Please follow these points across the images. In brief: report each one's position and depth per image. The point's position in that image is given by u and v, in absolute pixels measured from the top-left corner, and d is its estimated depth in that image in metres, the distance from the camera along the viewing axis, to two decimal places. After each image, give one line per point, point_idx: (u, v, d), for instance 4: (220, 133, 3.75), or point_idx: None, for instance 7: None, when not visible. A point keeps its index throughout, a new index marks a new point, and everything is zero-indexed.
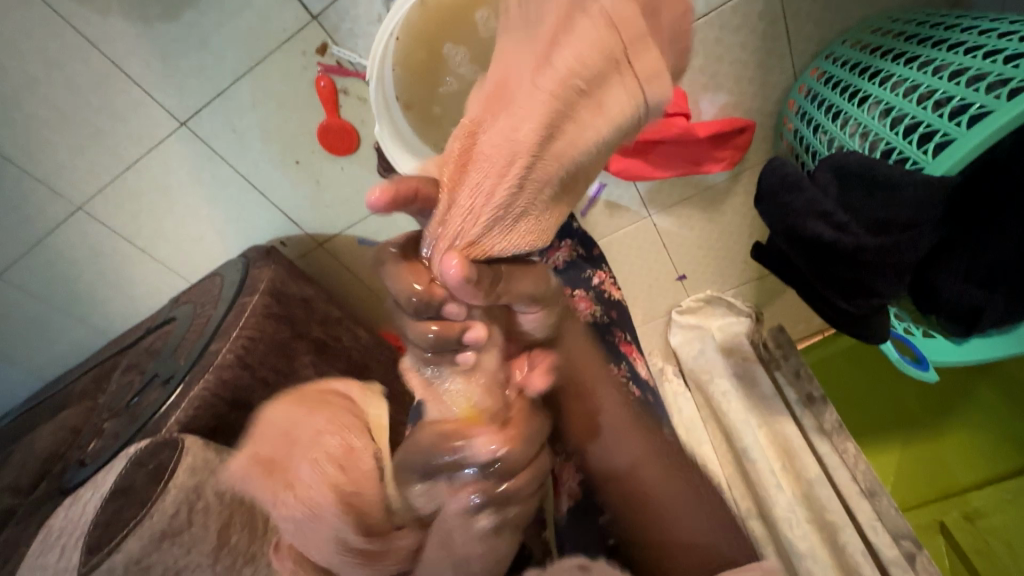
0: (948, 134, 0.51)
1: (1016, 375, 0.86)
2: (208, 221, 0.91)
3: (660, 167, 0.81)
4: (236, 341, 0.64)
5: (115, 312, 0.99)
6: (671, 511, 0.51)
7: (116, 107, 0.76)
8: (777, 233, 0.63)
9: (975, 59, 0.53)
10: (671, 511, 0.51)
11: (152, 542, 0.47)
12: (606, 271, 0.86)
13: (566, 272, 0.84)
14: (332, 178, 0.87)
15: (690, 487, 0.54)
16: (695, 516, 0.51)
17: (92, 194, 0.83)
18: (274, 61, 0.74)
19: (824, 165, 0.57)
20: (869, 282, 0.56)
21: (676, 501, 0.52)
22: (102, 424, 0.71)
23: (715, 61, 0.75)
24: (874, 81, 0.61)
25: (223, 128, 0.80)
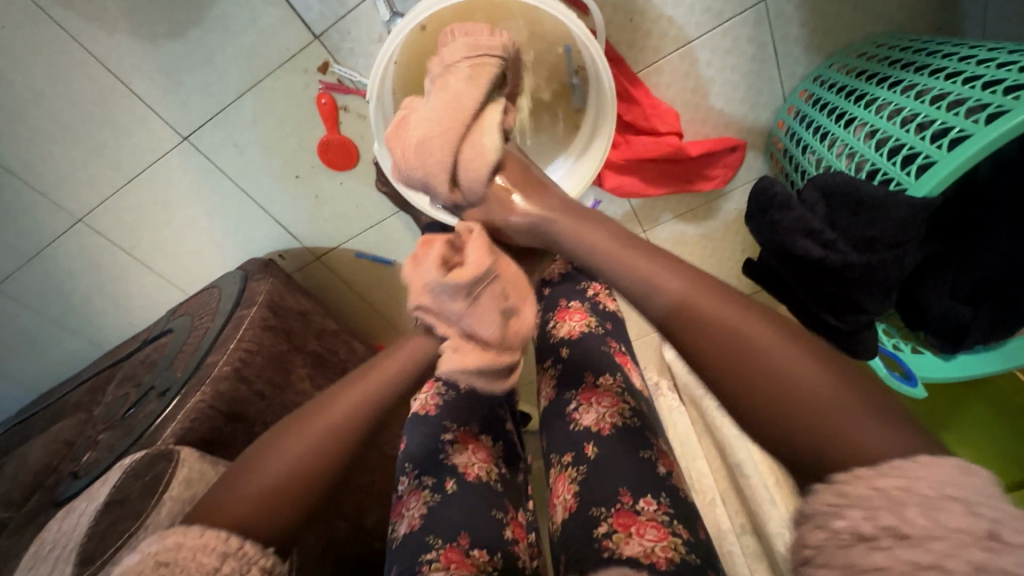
0: (929, 155, 0.52)
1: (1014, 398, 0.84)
2: (207, 234, 0.91)
3: (653, 184, 0.82)
4: (233, 354, 0.65)
5: (111, 324, 1.00)
6: (800, 389, 0.35)
7: (119, 121, 0.77)
8: (767, 250, 0.64)
9: (955, 83, 0.55)
10: (811, 396, 0.34)
11: None
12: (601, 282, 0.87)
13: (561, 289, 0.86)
14: (331, 192, 0.88)
15: (830, 374, 0.35)
16: (859, 417, 0.32)
17: (92, 207, 0.84)
18: (276, 79, 0.76)
19: (812, 185, 0.59)
20: (854, 299, 0.57)
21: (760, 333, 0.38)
22: (97, 435, 0.71)
23: (707, 83, 0.77)
24: (860, 104, 0.63)
25: (224, 143, 0.81)
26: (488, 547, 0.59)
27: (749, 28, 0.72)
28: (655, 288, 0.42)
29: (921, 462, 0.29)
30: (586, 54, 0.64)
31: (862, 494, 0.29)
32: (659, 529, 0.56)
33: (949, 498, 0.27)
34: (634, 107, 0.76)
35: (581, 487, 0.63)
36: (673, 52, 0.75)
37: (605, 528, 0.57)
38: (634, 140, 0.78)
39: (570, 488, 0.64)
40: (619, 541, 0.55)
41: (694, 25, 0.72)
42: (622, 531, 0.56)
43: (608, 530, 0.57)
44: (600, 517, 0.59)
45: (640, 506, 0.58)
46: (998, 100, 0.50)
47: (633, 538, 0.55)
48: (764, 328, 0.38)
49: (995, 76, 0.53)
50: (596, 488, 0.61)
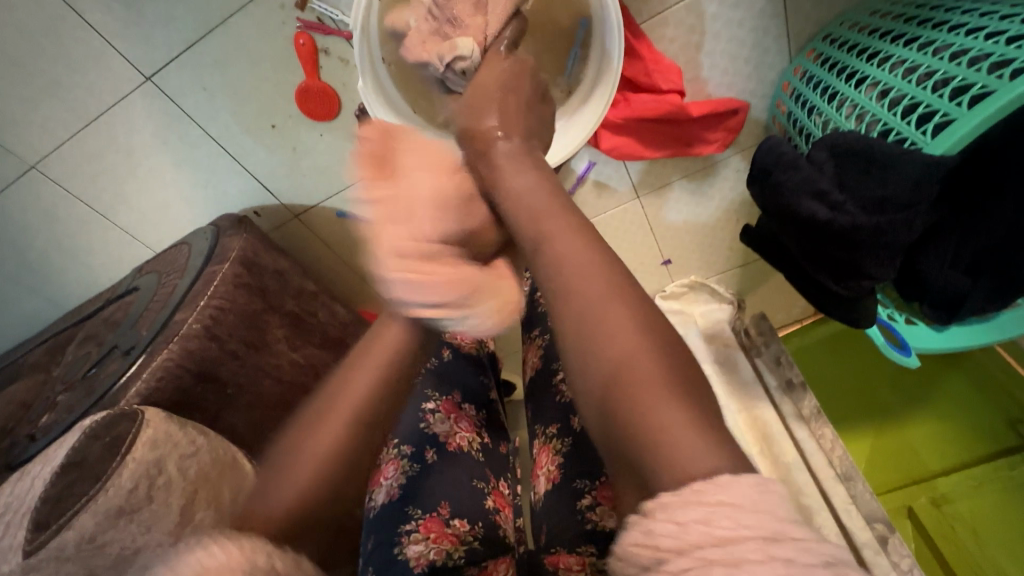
0: (948, 113, 0.50)
1: (1001, 380, 0.90)
2: (174, 187, 0.86)
3: (650, 145, 0.79)
4: (204, 311, 0.60)
5: (74, 284, 0.94)
6: (664, 413, 0.34)
7: (74, 58, 0.71)
8: (772, 216, 0.61)
9: (976, 39, 0.52)
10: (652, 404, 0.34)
11: (107, 518, 0.43)
12: None
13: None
14: (310, 144, 0.82)
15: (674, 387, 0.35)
16: (681, 418, 0.33)
17: (47, 152, 0.79)
18: (249, 14, 0.69)
19: (821, 144, 0.56)
20: (858, 262, 0.55)
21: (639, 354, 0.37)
22: (56, 396, 0.66)
23: (712, 38, 0.73)
24: (872, 62, 0.60)
25: (192, 86, 0.75)
26: (468, 517, 0.58)
27: None
28: (568, 272, 0.42)
29: (719, 486, 0.29)
30: None
31: (670, 522, 0.28)
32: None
33: (751, 533, 0.27)
34: (634, 61, 0.72)
35: (564, 459, 0.61)
36: (678, 4, 0.70)
37: (588, 501, 0.56)
38: (634, 98, 0.74)
39: (553, 460, 0.62)
40: (602, 513, 0.55)
41: None
42: (605, 504, 0.55)
43: (590, 502, 0.56)
44: (583, 490, 0.57)
45: None
46: (1018, 56, 0.47)
47: (615, 510, 0.55)
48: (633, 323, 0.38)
49: (1019, 31, 0.50)
50: (579, 458, 0.59)
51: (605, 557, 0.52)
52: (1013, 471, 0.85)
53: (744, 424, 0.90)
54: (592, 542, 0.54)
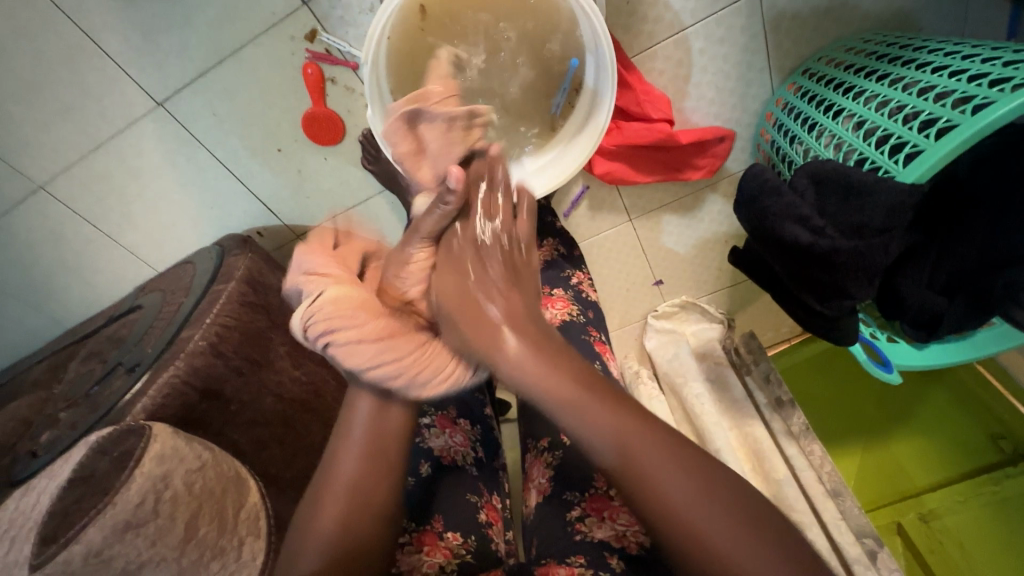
0: (917, 144, 0.53)
1: (980, 395, 0.92)
2: (180, 208, 0.87)
3: (641, 171, 0.82)
4: (209, 329, 0.62)
5: (75, 302, 0.96)
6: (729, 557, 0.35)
7: (90, 84, 0.74)
8: (757, 239, 0.64)
9: (941, 77, 0.56)
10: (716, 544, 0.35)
11: (114, 533, 0.43)
12: (584, 272, 0.86)
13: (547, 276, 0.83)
14: (314, 168, 0.85)
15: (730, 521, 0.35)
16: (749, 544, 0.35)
17: (56, 173, 0.81)
18: (260, 45, 0.72)
19: (802, 171, 0.60)
20: (839, 284, 0.58)
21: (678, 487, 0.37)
22: (59, 413, 0.67)
23: (699, 71, 0.78)
24: (848, 95, 0.65)
25: (202, 111, 0.77)
26: (462, 529, 0.59)
27: (742, 18, 0.73)
28: (557, 402, 0.41)
29: None
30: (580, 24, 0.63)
31: None
32: (630, 514, 0.55)
33: None
34: (626, 91, 0.75)
35: (556, 473, 0.62)
36: (667, 39, 0.75)
37: (577, 512, 0.58)
38: (625, 126, 0.78)
39: (544, 472, 0.63)
40: (591, 524, 0.57)
41: (689, 11, 0.72)
42: (593, 515, 0.57)
43: (580, 513, 0.58)
44: (573, 501, 0.59)
45: (612, 491, 0.58)
46: (980, 92, 0.51)
47: (604, 522, 0.56)
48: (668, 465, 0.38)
49: (981, 69, 0.54)
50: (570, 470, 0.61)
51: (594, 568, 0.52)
52: (998, 486, 0.87)
53: (735, 440, 0.92)
54: (583, 554, 0.54)
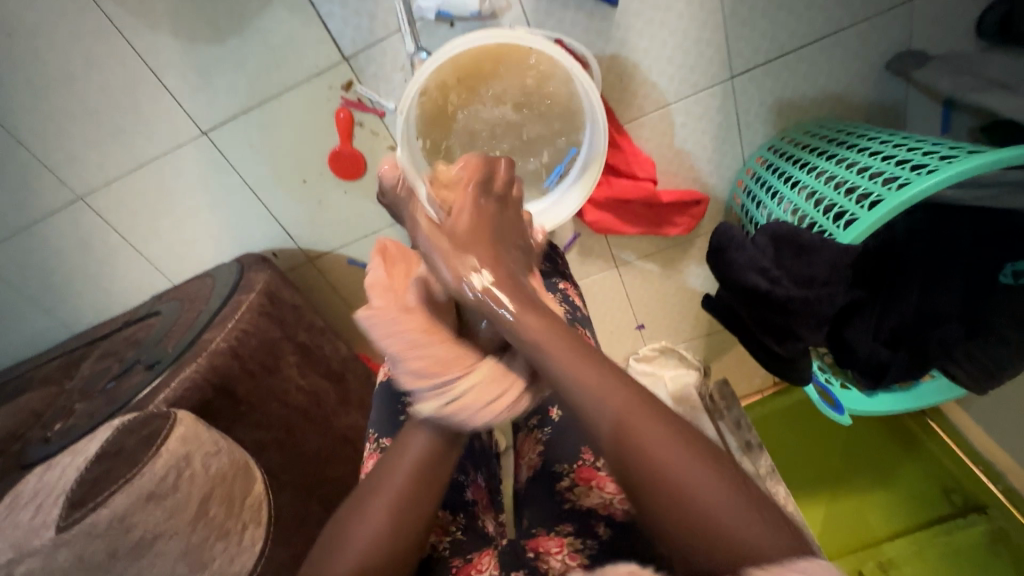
0: (854, 213, 0.63)
1: (940, 456, 1.01)
2: (204, 227, 0.95)
3: (627, 222, 0.93)
4: (230, 332, 0.68)
5: (87, 307, 1.01)
6: (710, 508, 0.37)
7: (143, 111, 0.83)
8: (723, 284, 0.73)
9: (876, 160, 0.67)
10: (680, 497, 0.38)
11: (138, 502, 0.48)
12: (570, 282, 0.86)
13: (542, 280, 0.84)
14: (334, 199, 0.94)
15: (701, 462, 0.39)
16: (740, 506, 0.37)
17: (97, 187, 0.89)
18: (301, 90, 0.83)
19: (764, 230, 0.69)
20: (793, 327, 0.66)
21: (655, 438, 0.40)
22: (74, 405, 0.72)
23: (681, 140, 0.89)
24: (804, 170, 0.76)
25: (241, 141, 0.87)
26: (451, 508, 0.57)
27: (718, 99, 0.86)
28: (587, 391, 0.44)
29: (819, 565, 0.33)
30: (580, 93, 0.73)
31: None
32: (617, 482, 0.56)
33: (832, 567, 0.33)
34: (617, 152, 0.86)
35: (545, 447, 0.62)
36: (654, 111, 0.86)
37: (567, 482, 0.58)
38: (615, 181, 0.88)
39: (534, 448, 0.63)
40: (580, 493, 0.57)
41: (673, 91, 0.85)
42: (583, 484, 0.58)
43: (570, 483, 0.58)
44: (563, 472, 0.59)
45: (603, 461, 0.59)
46: (902, 175, 0.62)
47: (593, 490, 0.57)
48: (672, 437, 0.40)
49: (906, 157, 0.65)
50: (555, 444, 0.61)
51: (582, 535, 0.55)
52: (948, 536, 0.94)
53: None
54: (569, 522, 0.56)
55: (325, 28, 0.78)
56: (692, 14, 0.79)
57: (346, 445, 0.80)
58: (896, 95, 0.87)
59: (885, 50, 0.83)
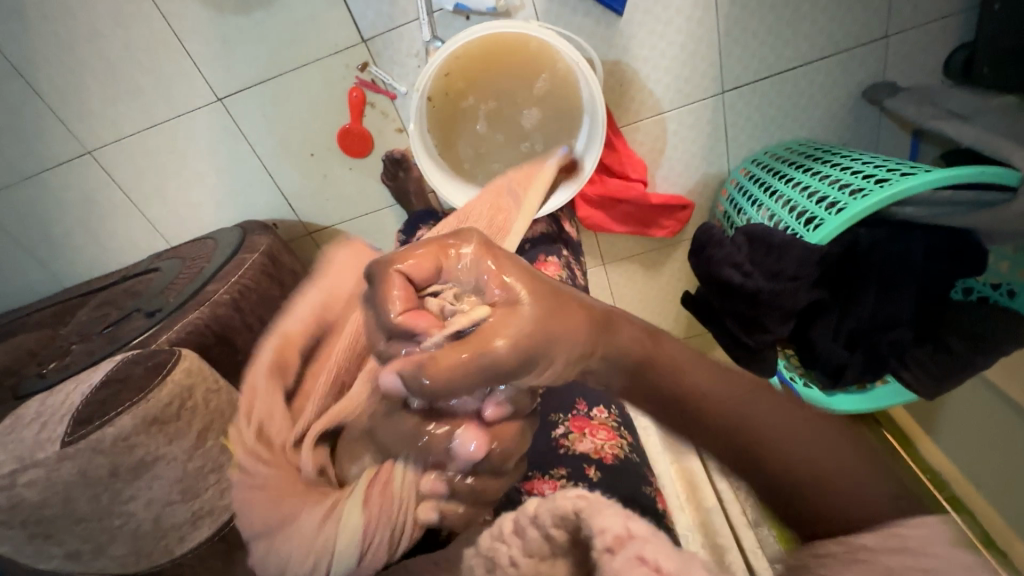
0: (822, 218, 0.69)
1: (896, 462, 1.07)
2: (209, 191, 0.97)
3: (617, 221, 0.98)
4: (233, 286, 0.71)
5: (82, 262, 1.02)
6: (850, 488, 0.34)
7: (162, 73, 0.86)
8: (703, 280, 0.79)
9: (849, 174, 0.73)
10: (830, 466, 0.35)
11: (143, 424, 0.51)
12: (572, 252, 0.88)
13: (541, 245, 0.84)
14: (339, 175, 0.97)
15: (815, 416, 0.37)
16: (874, 484, 0.34)
17: (107, 142, 0.91)
18: (319, 67, 0.87)
19: (742, 231, 0.75)
20: (759, 319, 0.72)
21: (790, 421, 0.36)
22: (70, 345, 0.73)
23: (671, 147, 0.96)
24: (782, 181, 0.83)
25: (255, 110, 0.90)
26: None
27: (709, 111, 0.92)
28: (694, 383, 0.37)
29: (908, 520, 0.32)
30: (583, 87, 0.77)
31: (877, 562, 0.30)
32: (608, 430, 0.58)
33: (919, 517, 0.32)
34: (612, 152, 0.92)
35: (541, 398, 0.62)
36: (649, 117, 0.92)
37: (562, 429, 0.57)
38: (608, 180, 0.93)
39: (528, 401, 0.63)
40: (573, 439, 0.56)
41: (668, 99, 0.91)
42: (576, 431, 0.57)
43: (564, 430, 0.57)
44: (557, 421, 0.58)
45: (593, 412, 0.60)
46: (866, 186, 0.69)
47: (586, 437, 0.57)
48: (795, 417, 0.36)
49: (872, 172, 0.72)
50: (553, 395, 0.60)
51: (575, 479, 0.52)
52: None
53: (673, 472, 1.01)
54: (564, 466, 0.54)
55: (348, 10, 0.83)
56: (690, 30, 0.85)
57: None
58: (870, 123, 0.94)
59: (861, 80, 0.90)
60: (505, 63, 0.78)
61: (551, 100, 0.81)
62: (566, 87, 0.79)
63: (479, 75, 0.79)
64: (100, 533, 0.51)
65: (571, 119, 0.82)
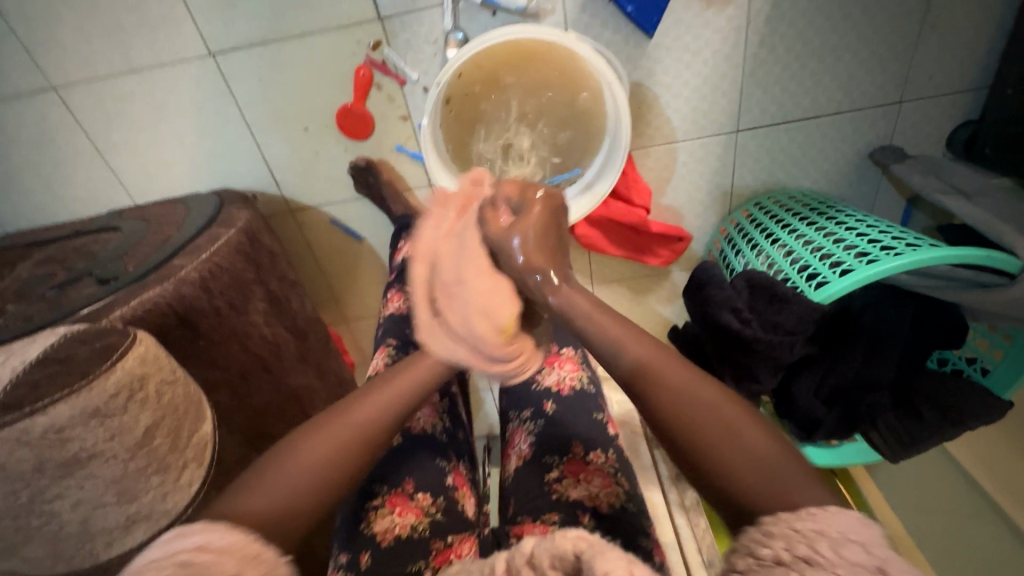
0: (825, 277, 0.69)
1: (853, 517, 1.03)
2: (186, 151, 0.89)
3: (613, 244, 0.96)
4: (203, 263, 0.64)
5: (30, 206, 0.92)
6: (760, 464, 0.40)
7: (150, 15, 0.78)
8: (697, 318, 0.79)
9: (855, 236, 0.73)
10: (735, 454, 0.41)
11: (82, 416, 0.44)
12: None
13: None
14: (331, 155, 0.91)
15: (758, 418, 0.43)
16: (797, 470, 0.40)
17: (76, 81, 0.82)
18: (328, 37, 0.80)
19: (743, 276, 0.74)
20: (750, 367, 0.71)
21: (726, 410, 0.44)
22: (3, 305, 0.65)
23: (678, 178, 0.94)
24: (785, 230, 0.82)
25: (249, 73, 0.82)
26: (431, 492, 0.62)
27: (721, 148, 0.91)
28: (643, 360, 0.49)
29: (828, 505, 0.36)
30: (608, 104, 0.74)
31: (781, 531, 0.35)
32: (604, 477, 0.59)
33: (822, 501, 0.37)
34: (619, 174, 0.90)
35: (537, 439, 0.64)
36: (661, 145, 0.91)
37: (556, 474, 0.60)
38: (612, 203, 0.91)
39: (526, 439, 0.65)
40: (567, 485, 0.59)
41: (682, 130, 0.89)
42: (570, 477, 0.60)
43: (558, 475, 0.60)
44: (551, 465, 0.61)
45: (589, 457, 0.61)
46: (872, 251, 0.68)
47: (580, 484, 0.59)
48: (725, 399, 0.45)
49: (879, 237, 0.72)
50: (550, 438, 0.63)
51: (565, 524, 0.56)
52: None
53: None
54: (557, 512, 0.57)
55: None
56: (716, 64, 0.83)
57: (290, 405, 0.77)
58: (871, 183, 0.95)
59: (870, 141, 0.91)
60: (530, 68, 0.74)
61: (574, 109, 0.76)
62: (589, 101, 0.76)
63: (501, 76, 0.74)
64: (13, 533, 0.45)
65: (589, 136, 0.78)
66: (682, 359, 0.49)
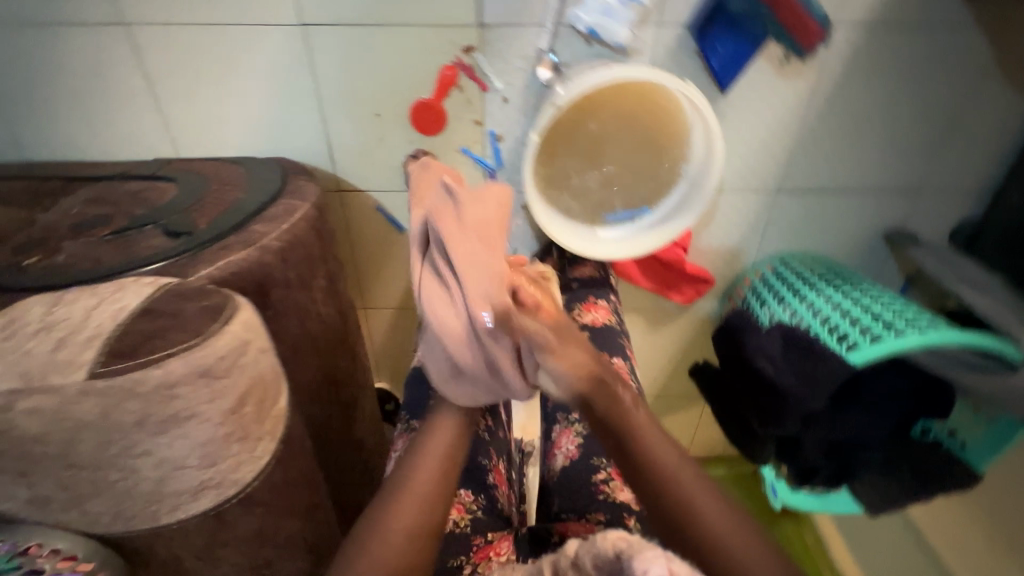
0: (857, 339, 0.74)
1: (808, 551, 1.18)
2: (248, 113, 0.87)
3: (644, 275, 1.01)
4: (283, 234, 0.63)
5: (64, 138, 0.88)
6: (722, 533, 0.49)
7: None
8: (728, 361, 0.84)
9: (881, 308, 0.81)
10: (702, 519, 0.50)
11: (191, 374, 0.45)
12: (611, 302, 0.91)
13: (589, 287, 0.91)
14: (396, 144, 0.91)
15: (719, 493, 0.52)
16: (749, 539, 0.49)
17: (150, 22, 0.79)
18: (422, 33, 0.81)
19: (779, 328, 0.80)
20: (779, 413, 0.77)
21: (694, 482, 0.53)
22: (57, 241, 0.61)
23: (715, 224, 1.00)
24: (812, 291, 0.90)
25: (335, 51, 0.82)
26: (474, 489, 0.66)
27: (759, 205, 0.98)
28: (637, 432, 0.57)
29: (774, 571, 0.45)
30: (694, 152, 0.78)
31: None
32: None
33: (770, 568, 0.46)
34: None
35: (585, 441, 0.68)
36: None
37: (602, 476, 0.64)
38: None
39: (574, 440, 0.69)
40: (614, 487, 0.63)
41: (729, 183, 0.96)
42: (617, 479, 0.64)
43: (606, 476, 0.64)
44: (599, 466, 0.65)
45: None
46: (897, 323, 0.76)
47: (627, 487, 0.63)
48: (696, 475, 0.54)
49: (902, 312, 0.79)
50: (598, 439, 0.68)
51: (610, 524, 0.60)
52: None
53: None
54: (602, 511, 0.61)
55: None
56: (773, 130, 0.90)
57: (327, 387, 0.75)
58: (879, 258, 1.05)
59: (885, 221, 1.01)
60: (626, 105, 0.77)
61: (659, 146, 0.80)
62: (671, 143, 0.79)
63: (597, 107, 0.77)
64: (89, 484, 0.45)
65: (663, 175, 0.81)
66: (662, 435, 0.58)
